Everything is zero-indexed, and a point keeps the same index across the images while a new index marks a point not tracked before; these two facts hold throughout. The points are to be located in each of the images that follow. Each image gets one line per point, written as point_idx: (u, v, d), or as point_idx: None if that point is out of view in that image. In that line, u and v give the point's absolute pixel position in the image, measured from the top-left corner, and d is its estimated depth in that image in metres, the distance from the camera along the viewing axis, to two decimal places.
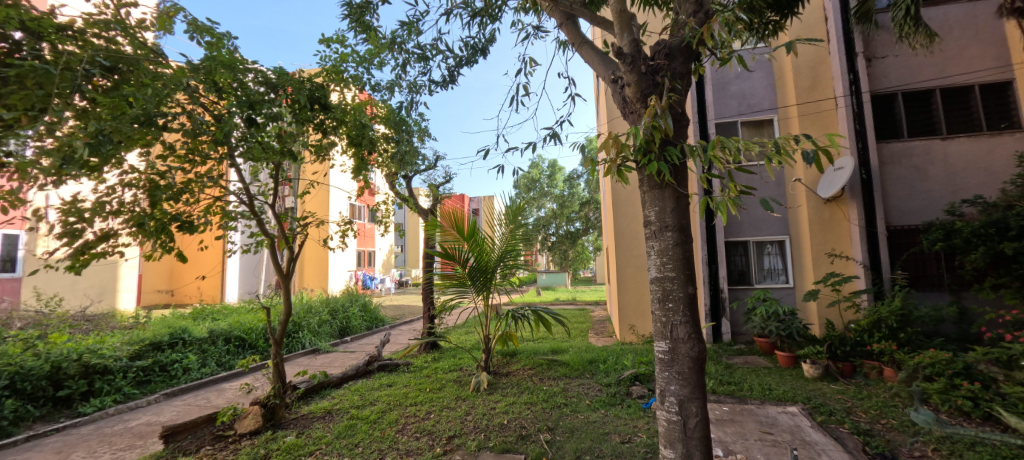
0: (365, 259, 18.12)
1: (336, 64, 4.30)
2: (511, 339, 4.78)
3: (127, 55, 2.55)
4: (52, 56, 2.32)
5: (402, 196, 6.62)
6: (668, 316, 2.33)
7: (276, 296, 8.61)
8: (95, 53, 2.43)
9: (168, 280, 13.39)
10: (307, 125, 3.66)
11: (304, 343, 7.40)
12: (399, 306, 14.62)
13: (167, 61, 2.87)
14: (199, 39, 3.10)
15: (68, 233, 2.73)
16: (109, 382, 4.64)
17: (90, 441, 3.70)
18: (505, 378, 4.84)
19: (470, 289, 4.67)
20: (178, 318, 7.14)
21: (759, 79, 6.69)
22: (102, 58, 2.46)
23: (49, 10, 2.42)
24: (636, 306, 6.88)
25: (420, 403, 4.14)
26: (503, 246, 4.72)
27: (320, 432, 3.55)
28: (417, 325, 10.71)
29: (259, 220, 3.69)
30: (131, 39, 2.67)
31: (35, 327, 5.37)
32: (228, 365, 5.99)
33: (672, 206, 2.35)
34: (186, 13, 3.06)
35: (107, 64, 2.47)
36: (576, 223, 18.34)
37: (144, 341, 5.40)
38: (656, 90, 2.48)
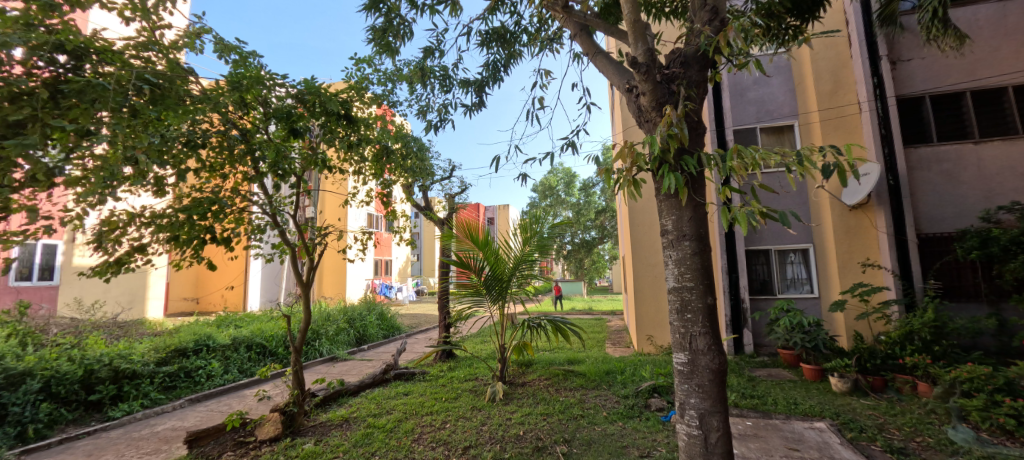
0: (380, 268, 18.36)
1: (359, 81, 4.45)
2: (527, 349, 4.75)
3: (167, 75, 2.68)
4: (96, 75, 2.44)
5: (419, 206, 6.68)
6: (687, 327, 2.29)
7: (297, 303, 8.77)
8: (141, 71, 2.53)
9: (194, 288, 13.81)
10: (330, 138, 3.75)
11: (322, 351, 7.48)
12: (416, 315, 14.68)
13: (197, 78, 2.98)
14: (226, 57, 3.21)
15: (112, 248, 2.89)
16: (137, 387, 4.78)
17: (119, 445, 3.80)
18: (524, 388, 4.80)
19: (486, 298, 4.68)
20: (203, 325, 7.31)
21: (779, 84, 6.57)
22: (148, 76, 2.57)
23: (93, 33, 2.53)
24: (654, 316, 6.71)
25: (435, 413, 4.13)
26: (518, 256, 4.69)
27: (338, 440, 3.56)
28: (433, 334, 10.76)
29: (282, 231, 3.74)
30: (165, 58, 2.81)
31: (72, 333, 5.59)
32: (249, 372, 6.11)
33: (690, 214, 2.32)
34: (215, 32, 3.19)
35: (153, 81, 2.57)
36: (591, 231, 18.55)
37: (170, 348, 5.49)
38: (672, 98, 2.46)
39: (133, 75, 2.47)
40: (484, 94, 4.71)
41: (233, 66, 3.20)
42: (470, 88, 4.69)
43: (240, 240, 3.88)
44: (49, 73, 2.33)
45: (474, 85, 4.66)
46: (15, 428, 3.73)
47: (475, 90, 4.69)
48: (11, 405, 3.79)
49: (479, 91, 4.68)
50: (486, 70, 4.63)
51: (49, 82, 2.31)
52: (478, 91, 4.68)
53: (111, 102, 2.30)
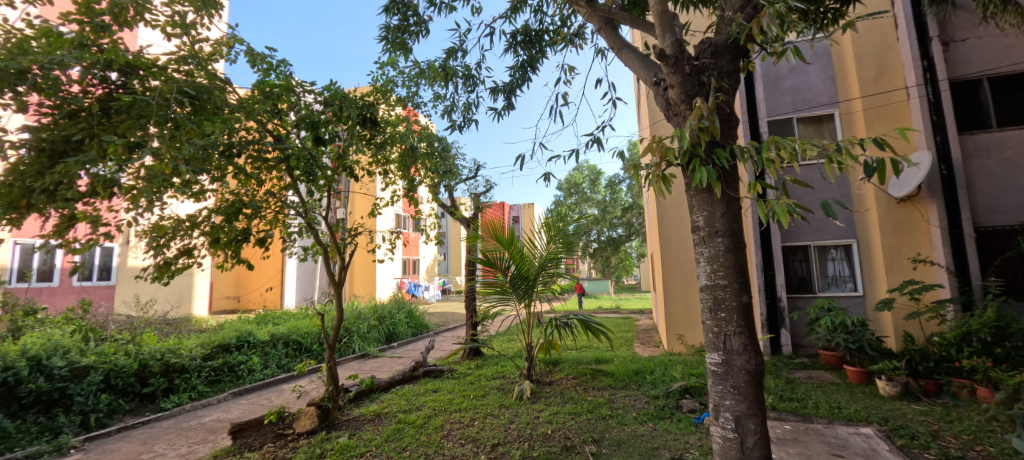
0: (408, 267, 18.70)
1: (385, 84, 4.51)
2: (554, 348, 4.72)
3: (206, 86, 2.80)
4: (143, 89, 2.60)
5: (445, 206, 6.74)
6: (721, 326, 2.20)
7: (330, 302, 9.04)
8: (181, 85, 2.68)
9: (235, 287, 14.46)
10: (358, 140, 3.82)
11: (354, 348, 7.67)
12: (443, 313, 14.86)
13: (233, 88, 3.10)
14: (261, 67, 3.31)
15: (162, 251, 3.04)
16: (186, 380, 5.04)
17: (170, 434, 4.02)
18: (551, 387, 4.77)
19: (512, 297, 4.66)
20: (244, 322, 7.65)
21: (817, 72, 6.27)
22: (189, 89, 2.73)
23: (139, 50, 2.67)
24: (684, 315, 6.52)
25: (464, 410, 4.16)
26: (544, 255, 4.66)
27: (370, 434, 3.64)
28: (461, 332, 10.86)
29: (315, 232, 3.83)
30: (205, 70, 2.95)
31: (127, 329, 5.96)
32: (287, 367, 6.34)
33: (723, 210, 2.23)
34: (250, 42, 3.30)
35: (192, 93, 2.72)
36: (618, 229, 18.27)
37: (215, 343, 5.75)
38: (702, 90, 2.38)
39: (173, 89, 2.63)
40: (515, 97, 4.69)
41: (267, 75, 3.30)
42: (499, 91, 4.67)
43: (276, 241, 4.00)
44: (104, 89, 2.53)
45: (504, 90, 4.65)
46: (79, 416, 4.03)
47: (505, 93, 4.67)
48: (77, 394, 4.08)
49: (507, 94, 4.66)
50: (514, 71, 4.61)
51: (105, 98, 2.51)
52: (508, 94, 4.66)
53: (154, 115, 2.46)
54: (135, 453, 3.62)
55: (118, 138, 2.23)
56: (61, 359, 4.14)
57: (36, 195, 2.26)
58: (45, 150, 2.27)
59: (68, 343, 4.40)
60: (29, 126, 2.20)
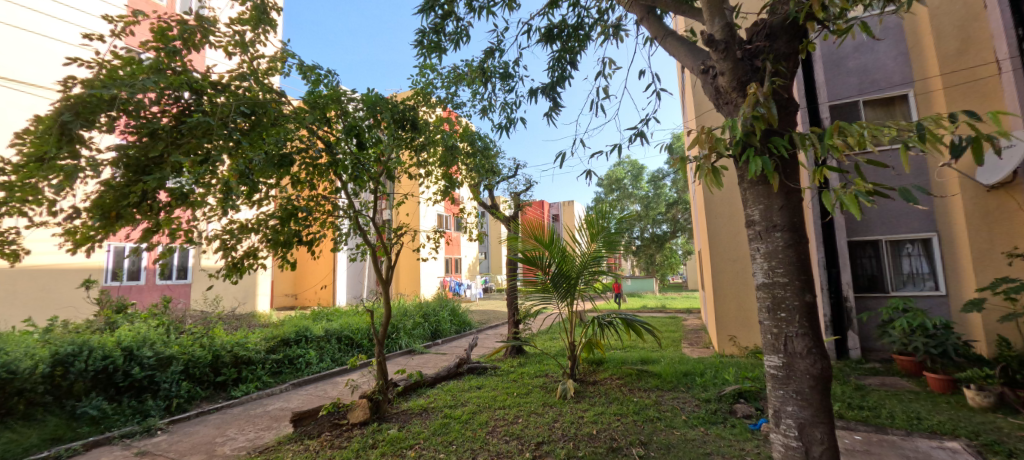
0: (450, 266, 19.07)
1: (425, 87, 4.58)
2: (598, 347, 4.64)
3: (260, 101, 2.94)
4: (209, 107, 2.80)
5: (486, 205, 6.78)
6: (781, 327, 2.06)
7: (378, 299, 9.38)
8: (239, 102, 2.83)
9: (292, 285, 15.36)
10: (401, 142, 3.90)
11: (401, 344, 7.91)
12: (486, 311, 15.02)
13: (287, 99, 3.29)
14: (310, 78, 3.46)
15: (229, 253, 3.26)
16: (252, 371, 5.41)
17: (239, 421, 4.32)
18: (596, 387, 4.66)
19: (554, 296, 4.59)
20: (301, 318, 8.10)
21: (886, 50, 5.74)
22: (245, 107, 2.89)
23: (205, 70, 2.86)
24: (737, 315, 6.16)
25: (508, 407, 4.16)
26: (586, 253, 4.56)
27: (419, 427, 3.72)
28: (503, 330, 10.92)
29: (363, 232, 3.95)
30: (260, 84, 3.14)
31: (201, 323, 6.48)
32: (341, 361, 6.65)
33: (781, 203, 2.08)
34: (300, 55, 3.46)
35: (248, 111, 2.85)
36: (662, 225, 17.67)
37: (276, 337, 6.10)
38: (756, 76, 2.22)
39: (233, 107, 2.83)
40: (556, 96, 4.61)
41: (316, 85, 3.46)
42: (540, 89, 4.60)
43: (328, 242, 4.18)
44: (178, 107, 2.74)
45: (545, 89, 4.59)
46: (164, 401, 4.45)
47: (547, 93, 4.60)
48: (162, 382, 4.50)
49: (548, 93, 4.59)
50: (552, 69, 4.54)
51: (178, 116, 2.73)
52: (549, 93, 4.59)
53: (216, 135, 2.61)
54: (209, 437, 3.92)
55: (185, 159, 2.44)
56: (149, 349, 4.57)
57: (125, 207, 2.56)
58: (132, 167, 2.51)
59: (154, 335, 4.82)
60: (117, 145, 2.42)
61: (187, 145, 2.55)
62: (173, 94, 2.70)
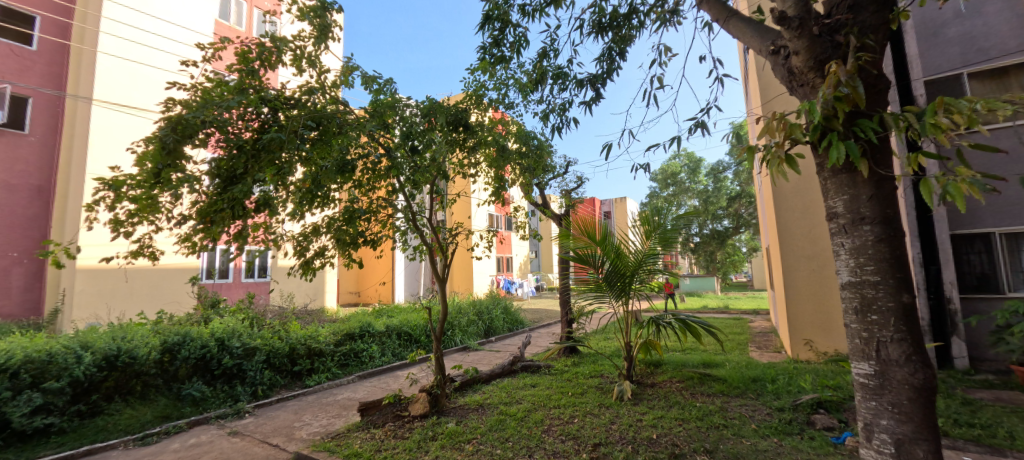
0: (502, 264, 19.29)
1: (478, 89, 4.62)
2: (655, 348, 4.48)
3: (324, 113, 3.20)
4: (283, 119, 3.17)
5: (537, 203, 6.75)
6: (871, 331, 1.85)
7: (434, 297, 9.68)
8: (307, 114, 3.12)
9: (356, 283, 16.26)
10: (453, 144, 3.97)
11: (456, 341, 8.12)
12: (538, 310, 15.00)
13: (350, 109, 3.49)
14: (371, 88, 3.63)
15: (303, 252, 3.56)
16: (323, 362, 5.80)
17: (312, 408, 4.64)
18: (654, 390, 4.50)
19: (608, 295, 4.47)
20: (364, 314, 8.55)
21: (996, 13, 4.97)
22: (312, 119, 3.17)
23: (277, 86, 3.23)
24: (813, 317, 5.60)
25: (564, 406, 4.11)
26: (640, 251, 4.40)
27: (476, 422, 3.78)
28: (556, 329, 10.84)
29: (420, 231, 4.08)
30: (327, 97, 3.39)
31: (278, 317, 7.04)
32: (401, 356, 6.93)
33: (870, 193, 1.87)
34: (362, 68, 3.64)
35: (314, 123, 3.14)
36: (723, 221, 16.68)
37: (345, 332, 6.46)
38: (837, 53, 2.01)
39: (301, 121, 3.06)
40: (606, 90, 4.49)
41: (375, 94, 3.61)
42: (588, 81, 4.49)
43: (388, 241, 4.36)
44: (257, 122, 3.14)
45: (590, 80, 4.48)
46: (251, 387, 4.91)
47: (596, 87, 4.50)
48: (249, 369, 4.96)
49: (594, 85, 4.48)
50: (601, 61, 4.41)
51: (259, 130, 3.13)
52: (594, 84, 4.48)
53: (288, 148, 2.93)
54: (287, 421, 4.25)
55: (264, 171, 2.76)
56: (238, 340, 5.03)
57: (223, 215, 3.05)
58: (223, 176, 3.03)
59: (241, 328, 5.28)
60: (212, 161, 2.85)
61: (263, 159, 2.98)
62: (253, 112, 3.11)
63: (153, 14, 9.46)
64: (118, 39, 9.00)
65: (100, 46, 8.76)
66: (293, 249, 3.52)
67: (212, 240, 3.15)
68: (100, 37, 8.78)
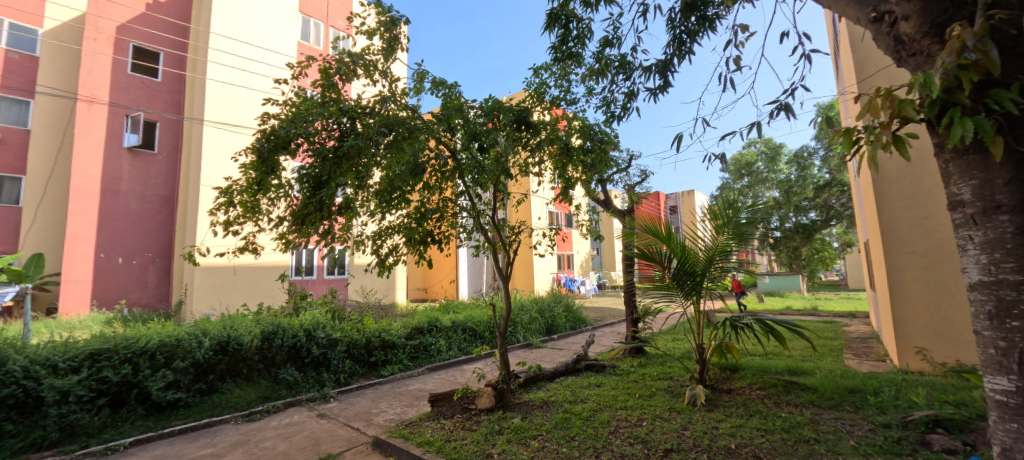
0: (563, 262, 19.15)
1: (540, 86, 4.60)
2: (731, 351, 4.17)
3: (395, 119, 3.41)
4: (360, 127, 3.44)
5: (599, 199, 6.60)
6: (1011, 340, 1.61)
7: (497, 294, 9.83)
8: (380, 122, 3.35)
9: (423, 280, 17.00)
10: (516, 142, 4.01)
11: (519, 337, 8.20)
12: (602, 308, 14.68)
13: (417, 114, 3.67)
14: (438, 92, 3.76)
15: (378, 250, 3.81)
16: (395, 354, 6.13)
17: (388, 396, 4.94)
18: (731, 396, 4.20)
19: (677, 294, 4.19)
20: (431, 310, 8.92)
21: None
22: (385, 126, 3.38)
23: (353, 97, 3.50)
24: (927, 322, 4.84)
25: (631, 408, 3.99)
26: (710, 248, 4.09)
27: (541, 419, 3.78)
28: (621, 328, 10.54)
29: (484, 230, 4.16)
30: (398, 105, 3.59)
31: (355, 311, 7.56)
32: (466, 350, 7.13)
33: (1008, 177, 1.60)
34: (428, 75, 3.78)
35: (387, 129, 3.36)
36: (810, 213, 15.13)
37: (415, 326, 6.78)
38: (961, 15, 1.73)
39: (374, 128, 3.28)
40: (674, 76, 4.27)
41: (441, 98, 3.75)
42: (655, 69, 4.29)
43: (454, 240, 4.50)
44: (337, 132, 3.47)
45: (658, 67, 4.27)
46: (334, 375, 5.33)
47: (663, 74, 4.29)
48: (333, 358, 5.39)
49: (661, 73, 4.26)
50: (669, 46, 4.20)
51: (340, 138, 3.46)
52: (663, 72, 4.26)
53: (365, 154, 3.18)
54: (366, 408, 4.56)
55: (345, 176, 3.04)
56: (323, 331, 5.48)
57: (311, 215, 3.42)
58: (310, 182, 3.41)
59: (325, 320, 5.74)
60: (300, 167, 3.23)
61: (345, 167, 3.29)
62: (334, 123, 3.44)
63: (250, 42, 10.63)
64: (223, 65, 10.22)
65: (209, 74, 10.01)
66: (368, 246, 3.78)
67: (301, 238, 3.54)
68: (209, 66, 10.03)
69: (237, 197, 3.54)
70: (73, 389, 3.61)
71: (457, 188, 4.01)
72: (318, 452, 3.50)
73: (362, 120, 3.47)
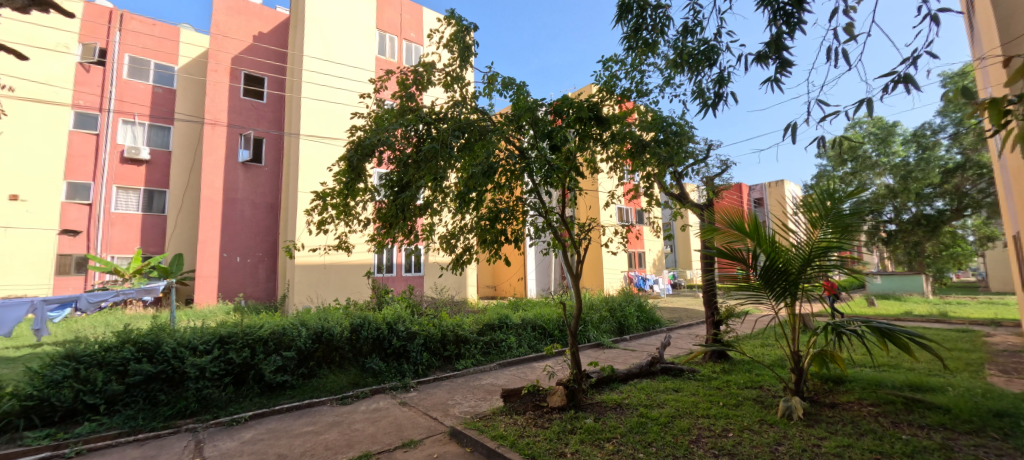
0: (635, 260, 18.43)
1: (612, 79, 4.43)
2: (835, 362, 3.73)
3: (467, 123, 3.49)
4: (435, 132, 3.57)
5: (676, 194, 6.22)
6: None
7: (566, 292, 9.70)
8: (453, 126, 3.45)
9: (492, 277, 17.34)
10: (588, 139, 3.90)
11: (589, 337, 8.03)
12: (678, 309, 13.87)
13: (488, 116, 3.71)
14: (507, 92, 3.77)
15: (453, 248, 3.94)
16: (468, 348, 6.30)
17: (462, 389, 5.09)
18: (835, 412, 3.72)
19: (766, 295, 3.79)
20: (501, 306, 9.04)
21: None
22: (458, 130, 3.48)
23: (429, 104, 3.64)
24: None
25: (714, 417, 3.70)
26: (810, 245, 3.58)
27: (614, 422, 3.65)
28: (700, 331, 9.88)
29: (555, 228, 4.11)
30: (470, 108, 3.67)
31: (430, 306, 7.90)
32: (536, 348, 7.12)
33: None
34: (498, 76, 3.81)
35: (460, 133, 3.45)
36: (935, 202, 12.95)
37: (487, 322, 6.91)
38: None
39: (448, 132, 3.38)
40: None
41: (511, 99, 3.75)
42: None
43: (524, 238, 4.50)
44: (416, 138, 3.65)
45: None
46: (413, 366, 5.61)
47: None
48: (412, 350, 5.67)
49: None
50: None
51: (418, 144, 3.63)
52: None
53: (441, 157, 3.30)
54: (443, 399, 4.73)
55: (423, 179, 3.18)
56: (403, 324, 5.79)
57: (396, 217, 3.65)
58: (394, 186, 3.63)
59: (405, 314, 6.06)
60: (384, 174, 3.44)
61: (423, 170, 3.43)
62: (412, 130, 3.61)
63: (337, 60, 11.57)
64: (315, 82, 11.24)
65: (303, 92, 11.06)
66: (444, 245, 3.92)
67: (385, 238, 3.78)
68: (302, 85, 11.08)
69: (329, 202, 3.88)
70: (208, 367, 4.22)
71: (527, 188, 4.01)
72: (401, 438, 3.70)
73: (437, 125, 3.59)
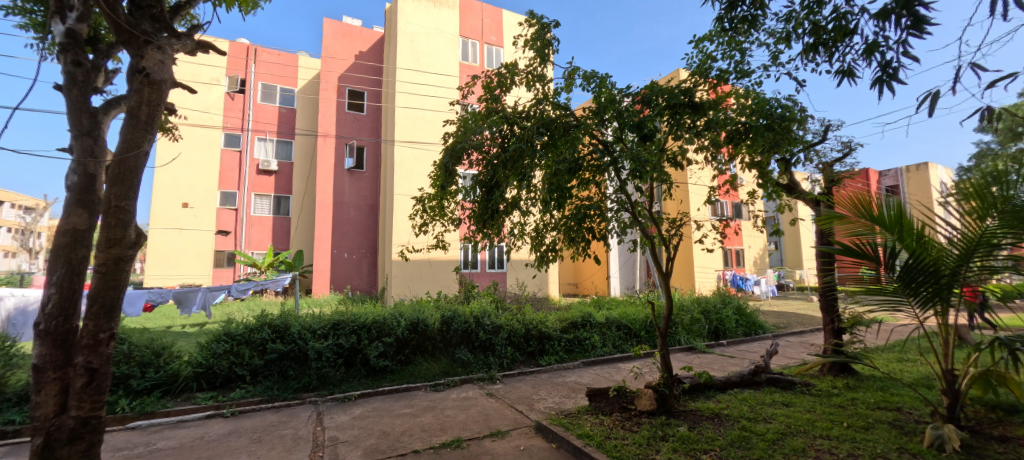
0: (731, 258, 16.86)
1: (705, 62, 4.04)
2: (1007, 385, 2.98)
3: (550, 119, 3.41)
4: (520, 131, 3.55)
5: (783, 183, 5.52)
6: None
7: (653, 291, 9.18)
8: (537, 124, 3.41)
9: (573, 274, 17.09)
10: (681, 129, 3.60)
11: (680, 339, 7.51)
12: (785, 313, 12.40)
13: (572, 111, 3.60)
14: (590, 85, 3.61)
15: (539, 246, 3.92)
16: (552, 345, 6.25)
17: (547, 385, 5.05)
18: (1008, 447, 2.98)
19: (906, 301, 3.13)
20: (584, 305, 8.83)
21: None
22: (543, 128, 3.42)
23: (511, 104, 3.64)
24: None
25: (836, 439, 3.19)
26: (967, 241, 2.89)
27: (713, 433, 3.33)
28: (812, 339, 8.70)
29: (643, 225, 3.87)
30: (553, 105, 3.59)
31: (513, 302, 7.99)
32: (622, 349, 6.83)
33: None
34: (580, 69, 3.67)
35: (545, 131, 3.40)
36: None
37: (570, 319, 6.80)
38: None
39: (533, 130, 3.35)
40: None
41: (594, 92, 3.59)
42: None
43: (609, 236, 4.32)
44: (502, 138, 3.67)
45: None
46: (498, 360, 5.72)
47: None
48: (497, 344, 5.78)
49: None
50: None
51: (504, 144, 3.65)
52: None
53: (527, 157, 3.28)
54: (527, 393, 4.74)
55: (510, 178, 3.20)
56: (489, 318, 5.93)
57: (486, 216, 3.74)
58: (482, 187, 3.71)
59: (490, 308, 6.20)
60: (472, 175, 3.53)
61: (509, 170, 3.44)
62: (498, 131, 3.64)
63: (426, 69, 12.26)
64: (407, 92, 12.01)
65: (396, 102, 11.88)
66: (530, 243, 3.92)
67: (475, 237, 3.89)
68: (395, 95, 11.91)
69: (424, 204, 4.10)
70: (325, 350, 4.73)
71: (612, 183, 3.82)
72: (489, 427, 3.76)
73: (521, 124, 3.58)
